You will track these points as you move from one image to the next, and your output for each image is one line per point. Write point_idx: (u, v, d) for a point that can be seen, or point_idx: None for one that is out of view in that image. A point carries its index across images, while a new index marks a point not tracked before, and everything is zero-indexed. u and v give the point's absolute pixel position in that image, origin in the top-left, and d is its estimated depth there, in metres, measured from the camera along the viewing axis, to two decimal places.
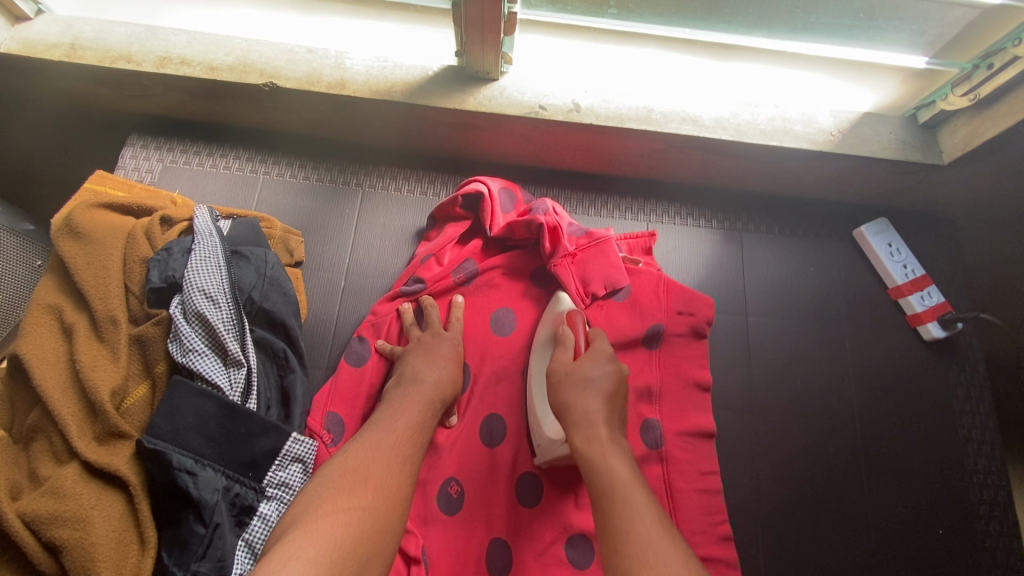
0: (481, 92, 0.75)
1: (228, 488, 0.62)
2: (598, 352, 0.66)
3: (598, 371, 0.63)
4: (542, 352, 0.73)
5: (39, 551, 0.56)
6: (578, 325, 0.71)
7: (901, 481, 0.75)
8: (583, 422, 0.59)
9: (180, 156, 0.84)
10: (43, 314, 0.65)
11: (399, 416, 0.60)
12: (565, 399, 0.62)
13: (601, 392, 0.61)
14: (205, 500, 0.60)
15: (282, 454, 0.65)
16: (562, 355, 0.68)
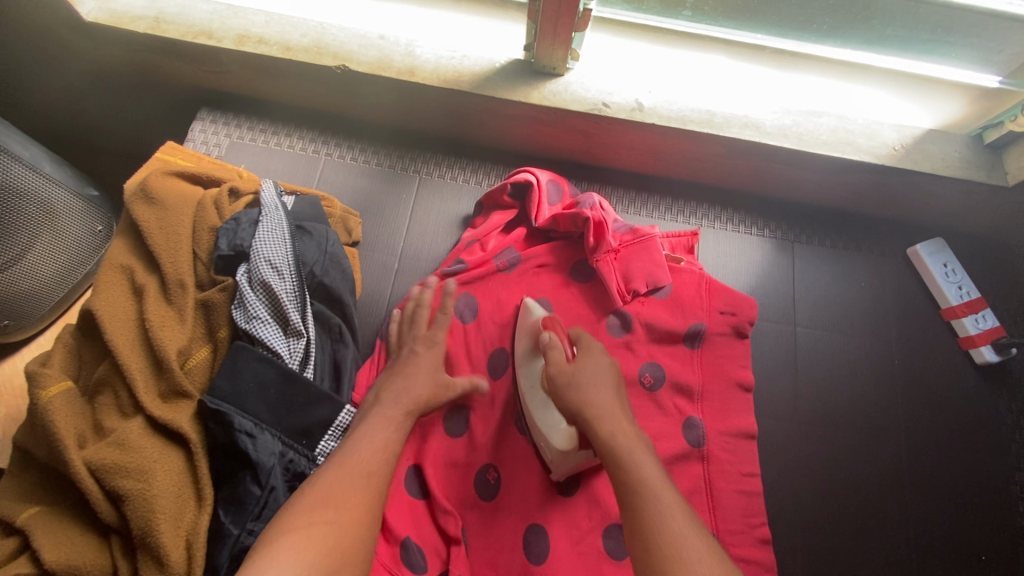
0: (546, 87, 0.76)
1: (283, 453, 0.64)
2: (591, 349, 0.67)
3: (597, 374, 0.64)
4: (524, 365, 0.72)
5: (102, 499, 0.58)
6: (559, 328, 0.70)
7: (945, 505, 0.74)
8: (602, 416, 0.59)
9: (247, 132, 0.87)
10: (115, 273, 0.68)
11: (372, 439, 0.58)
12: (573, 399, 0.62)
13: (607, 383, 0.63)
14: (263, 462, 0.62)
15: (334, 425, 0.66)
16: (557, 357, 0.66)
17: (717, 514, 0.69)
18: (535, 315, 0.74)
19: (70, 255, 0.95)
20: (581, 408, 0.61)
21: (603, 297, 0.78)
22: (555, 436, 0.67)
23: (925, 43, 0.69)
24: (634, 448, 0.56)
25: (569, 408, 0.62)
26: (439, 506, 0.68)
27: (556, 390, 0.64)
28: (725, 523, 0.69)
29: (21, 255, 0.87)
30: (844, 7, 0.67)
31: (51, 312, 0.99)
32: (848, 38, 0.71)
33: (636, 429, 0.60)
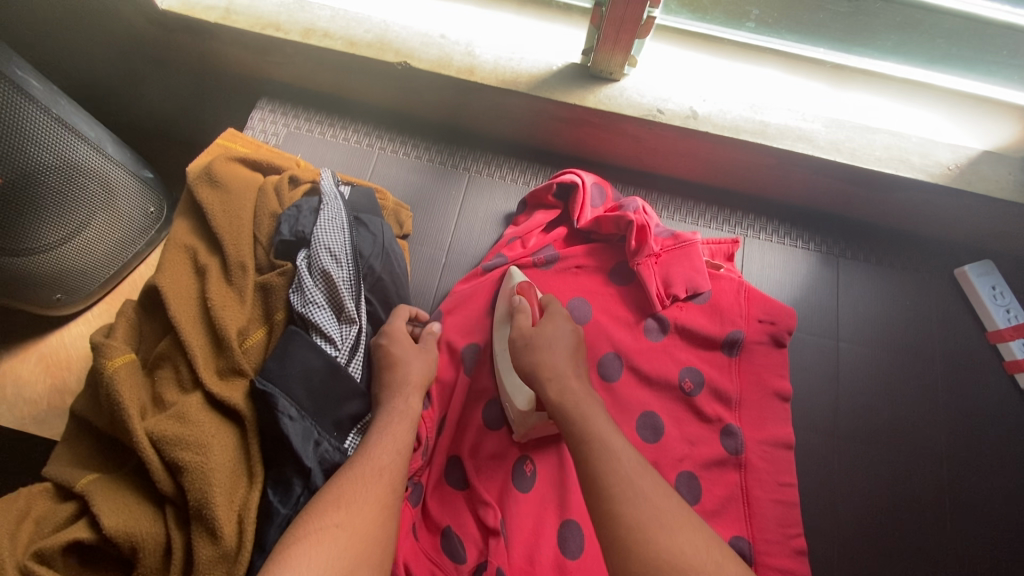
0: (601, 91, 0.77)
1: (318, 443, 0.64)
2: (556, 314, 0.69)
3: (560, 336, 0.67)
4: (500, 327, 0.75)
5: (161, 469, 0.59)
6: (530, 295, 0.73)
7: (986, 529, 0.73)
8: (555, 377, 0.62)
9: (304, 123, 0.89)
10: (179, 252, 0.70)
11: (385, 442, 0.60)
12: (530, 359, 0.64)
13: (565, 347, 0.66)
14: (303, 453, 0.62)
15: (363, 421, 0.67)
16: (523, 321, 0.69)
17: (754, 523, 0.70)
18: (514, 280, 0.76)
19: (126, 238, 1.00)
20: (535, 367, 0.63)
21: (642, 301, 0.79)
22: (515, 396, 0.70)
23: (988, 65, 0.72)
24: (583, 407, 0.58)
25: (525, 369, 0.64)
26: (478, 495, 0.68)
27: (515, 349, 0.66)
28: (761, 531, 0.69)
29: (78, 232, 0.90)
30: (910, 24, 0.69)
31: (99, 291, 1.02)
32: (910, 55, 0.73)
33: (588, 387, 0.62)
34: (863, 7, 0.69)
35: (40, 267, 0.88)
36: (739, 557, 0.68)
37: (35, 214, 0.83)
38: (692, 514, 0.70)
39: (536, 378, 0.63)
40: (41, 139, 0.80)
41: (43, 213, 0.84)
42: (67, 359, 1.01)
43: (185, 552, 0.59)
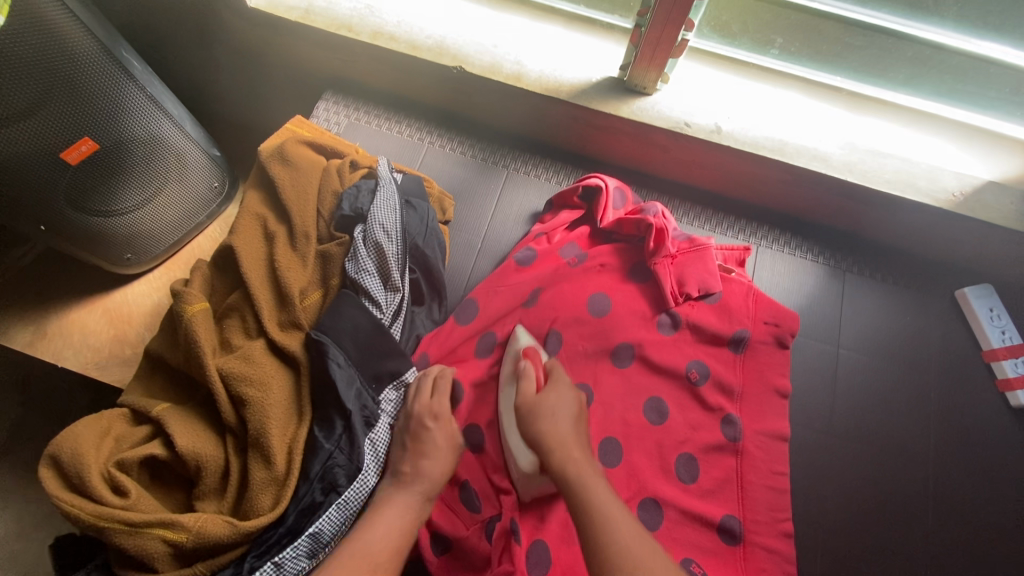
0: (634, 103, 0.85)
1: (359, 394, 0.72)
2: (559, 382, 0.73)
3: (563, 404, 0.70)
4: (505, 387, 0.77)
5: (226, 401, 0.69)
6: (536, 360, 0.76)
7: (968, 532, 0.78)
8: (557, 447, 0.65)
9: (363, 115, 0.99)
10: (251, 220, 0.80)
11: (387, 531, 0.62)
12: (537, 425, 0.67)
13: (567, 415, 0.69)
14: (344, 396, 0.70)
15: (400, 377, 0.77)
16: (527, 386, 0.73)
17: (746, 505, 0.76)
18: (520, 342, 0.80)
19: (190, 210, 1.09)
20: (540, 435, 0.66)
21: (656, 298, 0.86)
22: (520, 456, 0.73)
23: (993, 100, 0.79)
24: (584, 476, 0.61)
25: (530, 436, 0.67)
26: (491, 461, 0.75)
27: (523, 415, 0.69)
28: (752, 513, 0.76)
29: (153, 198, 1.00)
30: (921, 60, 0.77)
31: (164, 253, 1.11)
32: (920, 88, 0.80)
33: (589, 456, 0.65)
34: (878, 42, 0.76)
35: (118, 228, 0.99)
36: (729, 533, 0.74)
37: (117, 180, 0.93)
38: (687, 491, 0.77)
39: (541, 444, 0.66)
40: (131, 115, 0.90)
41: (123, 179, 0.94)
42: (128, 316, 1.08)
43: (240, 475, 0.68)
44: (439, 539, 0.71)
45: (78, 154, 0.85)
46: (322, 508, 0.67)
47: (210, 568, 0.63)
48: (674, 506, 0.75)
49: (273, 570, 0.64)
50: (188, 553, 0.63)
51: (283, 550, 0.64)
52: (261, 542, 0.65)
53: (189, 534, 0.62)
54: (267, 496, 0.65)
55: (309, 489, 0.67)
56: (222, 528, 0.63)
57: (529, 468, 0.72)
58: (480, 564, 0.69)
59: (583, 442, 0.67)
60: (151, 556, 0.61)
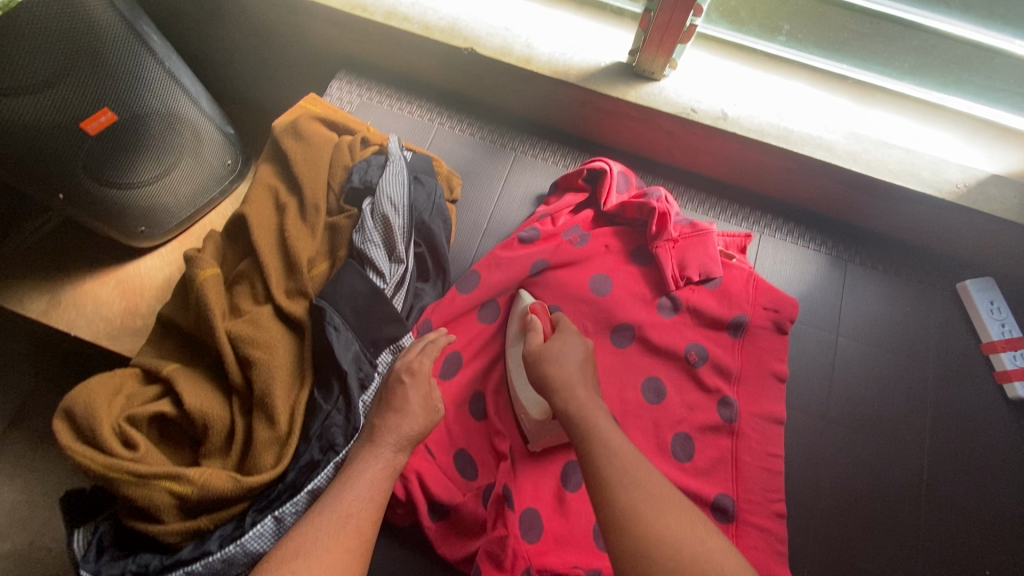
0: (642, 88, 0.86)
1: (357, 358, 0.74)
2: (566, 332, 0.75)
3: (569, 351, 0.72)
4: (513, 344, 0.81)
5: (233, 363, 0.70)
6: (543, 314, 0.80)
7: (961, 520, 0.78)
8: (563, 386, 0.67)
9: (376, 95, 1.01)
10: (264, 190, 0.82)
11: (362, 487, 0.62)
12: (544, 370, 0.70)
13: (574, 360, 0.71)
14: (340, 358, 0.72)
15: (396, 343, 0.78)
16: (534, 338, 0.75)
17: (740, 484, 0.77)
18: (524, 302, 0.83)
19: (204, 185, 1.09)
20: (546, 378, 0.69)
21: (658, 281, 0.87)
22: (530, 407, 0.76)
23: (998, 91, 0.81)
24: (586, 411, 0.64)
25: (538, 380, 0.70)
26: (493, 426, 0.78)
27: (530, 361, 0.72)
28: (746, 492, 0.77)
29: (168, 173, 1.00)
30: (925, 49, 0.79)
31: (178, 228, 1.11)
32: (925, 78, 0.83)
33: (594, 395, 0.67)
34: (881, 30, 0.79)
35: (134, 201, 0.98)
36: (722, 511, 0.75)
37: (135, 152, 0.94)
38: (683, 469, 0.78)
39: (547, 386, 0.68)
40: (150, 87, 0.91)
41: (141, 153, 0.95)
42: (140, 287, 1.08)
43: (244, 436, 0.70)
44: (435, 506, 0.74)
45: (97, 124, 0.86)
46: (321, 468, 0.68)
47: (213, 521, 0.65)
48: (668, 483, 0.76)
49: (274, 524, 0.66)
50: (193, 506, 0.65)
51: (283, 505, 0.66)
52: (263, 498, 0.67)
53: (194, 487, 0.64)
54: (270, 454, 0.68)
55: (309, 448, 0.69)
56: (226, 483, 0.65)
57: (539, 416, 0.75)
58: (475, 529, 0.72)
59: (589, 384, 0.70)
60: (156, 505, 0.64)
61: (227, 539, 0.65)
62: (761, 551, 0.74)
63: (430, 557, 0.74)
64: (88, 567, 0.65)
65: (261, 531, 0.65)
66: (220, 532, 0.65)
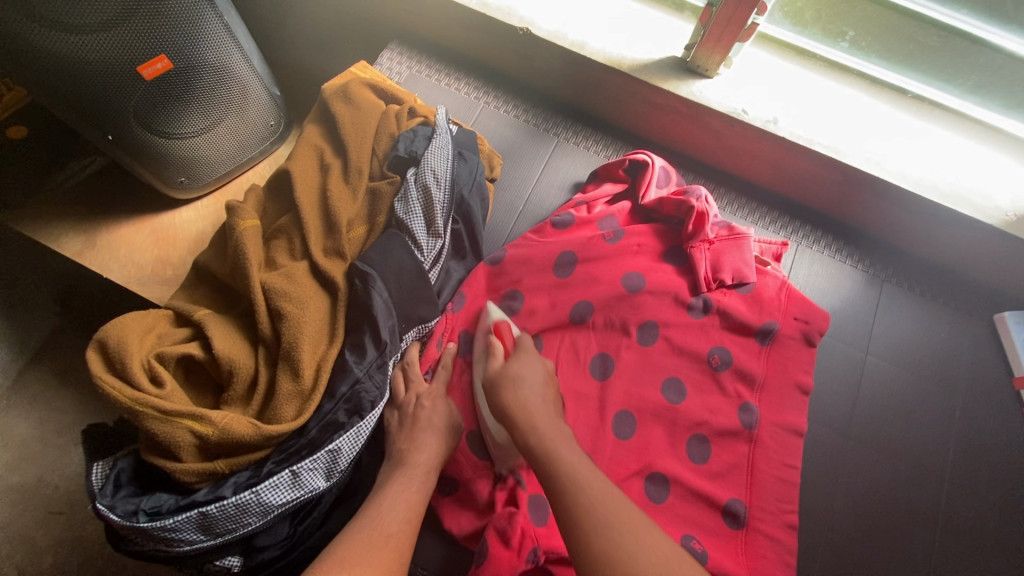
0: (693, 84, 0.86)
1: (395, 328, 0.74)
2: (525, 353, 0.75)
3: (529, 372, 0.72)
4: (476, 364, 0.78)
5: (265, 315, 0.71)
6: (506, 335, 0.79)
7: (977, 552, 0.77)
8: (524, 417, 0.66)
9: (424, 68, 1.01)
10: (309, 149, 0.83)
11: (397, 504, 0.64)
12: (504, 396, 0.69)
13: (534, 386, 0.70)
14: (381, 323, 0.71)
15: (424, 324, 0.78)
16: (495, 361, 0.74)
17: (754, 492, 0.76)
18: (490, 317, 0.81)
19: (243, 144, 1.07)
20: (505, 405, 0.68)
21: (689, 281, 0.86)
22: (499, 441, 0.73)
23: None
24: (547, 444, 0.63)
25: (500, 410, 0.68)
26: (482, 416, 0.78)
27: (492, 389, 0.71)
28: (759, 500, 0.76)
29: (213, 126, 1.00)
30: (991, 68, 0.79)
31: (214, 184, 1.10)
32: (987, 98, 0.83)
33: (555, 422, 0.66)
34: (951, 45, 0.79)
35: (176, 150, 0.98)
36: (733, 516, 0.75)
37: (184, 102, 0.93)
38: (697, 471, 0.77)
39: (506, 414, 0.67)
40: (207, 36, 0.89)
41: (189, 103, 0.94)
42: (175, 238, 1.08)
43: (267, 387, 0.70)
44: (446, 481, 0.75)
45: (153, 70, 0.86)
46: (343, 429, 0.68)
47: (230, 466, 0.65)
48: (682, 482, 0.76)
49: (290, 478, 0.65)
50: (213, 449, 0.65)
51: (301, 461, 0.65)
52: (283, 449, 0.67)
53: (215, 429, 0.64)
54: (292, 407, 0.67)
55: (333, 406, 0.68)
56: (245, 429, 0.65)
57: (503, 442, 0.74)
58: (483, 508, 0.72)
59: (552, 411, 0.68)
60: (177, 444, 0.64)
61: (242, 486, 0.64)
62: (769, 560, 0.73)
63: (437, 529, 0.75)
64: (104, 501, 0.64)
65: (277, 483, 0.64)
66: (236, 479, 0.65)
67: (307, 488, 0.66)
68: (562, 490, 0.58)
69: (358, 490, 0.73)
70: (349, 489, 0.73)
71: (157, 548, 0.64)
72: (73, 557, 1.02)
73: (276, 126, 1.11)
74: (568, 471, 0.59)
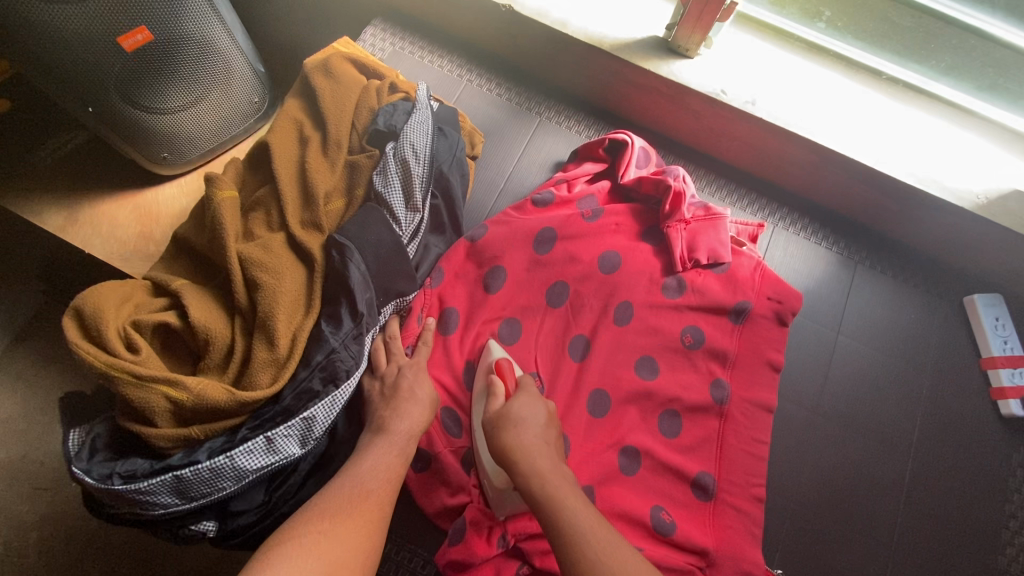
0: (673, 64, 0.86)
1: (372, 299, 0.74)
2: (528, 393, 0.72)
3: (531, 414, 0.69)
4: (477, 405, 0.76)
5: (241, 285, 0.71)
6: (508, 374, 0.75)
7: (938, 526, 0.79)
8: (524, 459, 0.63)
9: (408, 46, 1.01)
10: (289, 123, 0.83)
11: (377, 465, 0.64)
12: (505, 438, 0.66)
13: (536, 426, 0.68)
14: (358, 294, 0.72)
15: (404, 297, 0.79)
16: (495, 402, 0.72)
17: (723, 465, 0.78)
18: (492, 356, 0.78)
19: (226, 121, 1.07)
20: (506, 449, 0.65)
21: (665, 261, 0.87)
22: (491, 472, 0.71)
23: None
24: (550, 490, 0.60)
25: (499, 452, 0.65)
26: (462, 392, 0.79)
27: (492, 429, 0.68)
28: (727, 474, 0.78)
29: (196, 102, 0.99)
30: (964, 49, 0.81)
31: (198, 160, 1.10)
32: (961, 81, 0.84)
33: (558, 465, 0.64)
34: (925, 24, 0.81)
35: (158, 123, 0.97)
36: (702, 489, 0.76)
37: (166, 75, 0.92)
38: (668, 445, 0.79)
39: (508, 458, 0.64)
40: (189, 9, 0.89)
41: (171, 77, 0.93)
42: (158, 215, 1.08)
43: (243, 356, 0.70)
44: (418, 456, 0.76)
45: (133, 42, 0.85)
46: (318, 396, 0.69)
47: (205, 432, 0.66)
48: (653, 455, 0.77)
49: (265, 444, 0.66)
50: (188, 414, 0.66)
51: (276, 427, 0.67)
52: (257, 416, 0.68)
53: (190, 394, 0.65)
54: (267, 375, 0.68)
55: (308, 374, 0.69)
56: (221, 394, 0.65)
57: (500, 482, 0.71)
58: (455, 486, 0.73)
59: (553, 451, 0.66)
60: (152, 409, 0.64)
61: (218, 451, 0.65)
62: (736, 531, 0.75)
63: (411, 498, 0.76)
64: (80, 465, 0.65)
65: (251, 448, 0.65)
66: (210, 444, 0.65)
67: (281, 454, 0.68)
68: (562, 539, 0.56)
69: (334, 459, 0.74)
70: (325, 457, 0.74)
71: (132, 510, 0.65)
72: (55, 533, 1.03)
73: (260, 103, 1.11)
74: (568, 519, 0.57)
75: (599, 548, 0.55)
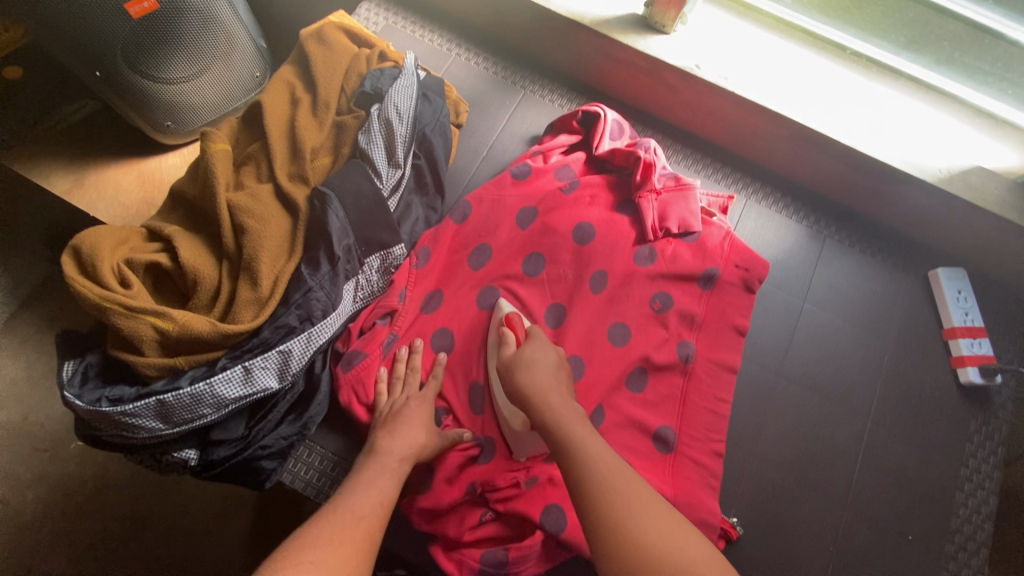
0: (649, 38, 0.90)
1: (350, 247, 0.78)
2: (538, 340, 0.75)
3: (543, 357, 0.72)
4: (490, 355, 0.80)
5: (229, 230, 0.76)
6: (518, 325, 0.79)
7: (894, 485, 0.82)
8: (536, 395, 0.67)
9: (400, 20, 1.06)
10: (281, 85, 0.87)
11: (372, 487, 0.65)
12: (519, 378, 0.70)
13: (546, 368, 0.71)
14: (336, 240, 0.76)
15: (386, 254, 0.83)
16: (507, 349, 0.76)
17: (683, 420, 0.81)
18: (502, 312, 0.82)
19: (227, 93, 1.10)
20: (519, 386, 0.69)
21: (637, 230, 0.90)
22: (509, 416, 0.76)
23: (986, 75, 0.85)
24: (560, 418, 0.64)
25: (512, 390, 0.70)
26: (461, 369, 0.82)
27: (506, 373, 0.72)
28: (687, 428, 0.81)
29: (199, 72, 1.03)
30: (920, 22, 0.85)
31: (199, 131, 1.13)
32: (920, 55, 0.87)
33: (570, 401, 0.67)
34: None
35: (162, 92, 1.00)
36: (662, 441, 0.79)
37: (170, 44, 0.96)
38: (632, 400, 0.82)
39: (522, 396, 0.68)
40: None
41: (176, 47, 0.97)
42: (160, 181, 1.13)
43: (228, 296, 0.75)
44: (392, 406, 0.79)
45: (140, 8, 0.90)
46: (295, 332, 0.73)
47: (189, 362, 0.70)
48: (616, 408, 0.80)
49: (243, 373, 0.70)
50: (174, 345, 0.70)
51: (254, 357, 0.71)
52: (238, 348, 0.72)
53: (175, 325, 0.69)
54: (248, 311, 0.72)
55: (287, 312, 0.73)
56: (204, 326, 0.69)
57: (518, 424, 0.76)
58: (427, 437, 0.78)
59: (565, 391, 0.69)
60: (140, 337, 0.69)
61: (198, 378, 0.69)
62: (694, 482, 0.78)
63: None
64: (71, 390, 0.69)
65: (229, 377, 0.69)
66: (192, 373, 0.70)
67: (259, 386, 0.72)
68: (571, 460, 0.59)
69: (310, 398, 0.79)
70: (301, 396, 0.79)
71: (118, 434, 0.69)
72: (52, 492, 1.07)
73: (261, 75, 1.15)
74: (577, 443, 0.60)
75: (600, 465, 0.58)
